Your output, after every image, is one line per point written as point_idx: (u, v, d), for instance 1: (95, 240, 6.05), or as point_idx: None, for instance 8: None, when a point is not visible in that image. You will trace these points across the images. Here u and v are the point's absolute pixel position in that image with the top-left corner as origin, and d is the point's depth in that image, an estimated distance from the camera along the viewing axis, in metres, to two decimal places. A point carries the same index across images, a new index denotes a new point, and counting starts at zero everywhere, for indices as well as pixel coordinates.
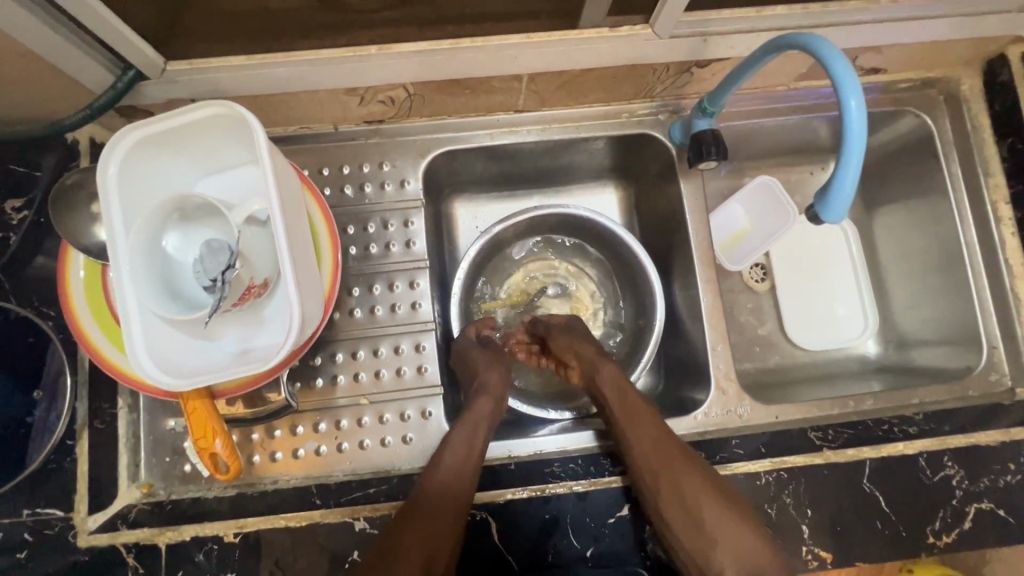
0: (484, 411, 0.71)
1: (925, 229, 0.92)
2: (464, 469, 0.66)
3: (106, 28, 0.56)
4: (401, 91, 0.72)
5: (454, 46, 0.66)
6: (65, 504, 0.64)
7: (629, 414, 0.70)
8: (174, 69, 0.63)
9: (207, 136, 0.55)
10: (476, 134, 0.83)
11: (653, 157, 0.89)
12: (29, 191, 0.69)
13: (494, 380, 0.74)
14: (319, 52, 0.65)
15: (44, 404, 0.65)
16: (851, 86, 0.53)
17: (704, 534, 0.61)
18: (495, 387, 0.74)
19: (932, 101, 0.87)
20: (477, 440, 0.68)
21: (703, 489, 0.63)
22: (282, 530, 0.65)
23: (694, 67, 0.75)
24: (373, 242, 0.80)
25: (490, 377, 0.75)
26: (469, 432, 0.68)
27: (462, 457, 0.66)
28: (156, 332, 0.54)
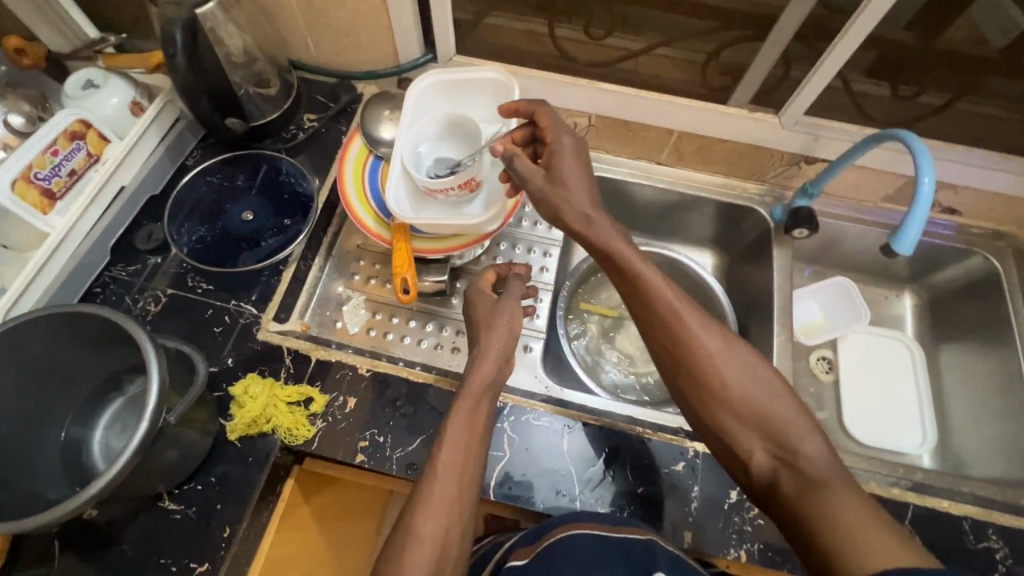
0: (483, 397, 0.70)
1: (986, 358, 1.02)
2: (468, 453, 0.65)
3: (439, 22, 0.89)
4: (585, 120, 1.01)
5: (636, 95, 0.95)
6: (260, 306, 0.84)
7: (637, 296, 0.66)
8: (454, 60, 0.96)
9: (477, 91, 0.84)
10: (622, 170, 1.07)
11: (751, 228, 1.09)
12: (323, 111, 1.01)
13: (496, 344, 0.74)
14: (547, 75, 0.96)
15: (276, 236, 0.89)
16: (927, 168, 0.72)
17: (720, 403, 0.61)
18: (492, 356, 0.72)
19: (1001, 249, 1.04)
20: (477, 424, 0.68)
21: (727, 387, 0.61)
22: (403, 379, 0.80)
23: (802, 162, 0.99)
24: (526, 217, 1.03)
25: (487, 345, 0.73)
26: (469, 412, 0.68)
27: (464, 443, 0.65)
28: (405, 199, 0.79)
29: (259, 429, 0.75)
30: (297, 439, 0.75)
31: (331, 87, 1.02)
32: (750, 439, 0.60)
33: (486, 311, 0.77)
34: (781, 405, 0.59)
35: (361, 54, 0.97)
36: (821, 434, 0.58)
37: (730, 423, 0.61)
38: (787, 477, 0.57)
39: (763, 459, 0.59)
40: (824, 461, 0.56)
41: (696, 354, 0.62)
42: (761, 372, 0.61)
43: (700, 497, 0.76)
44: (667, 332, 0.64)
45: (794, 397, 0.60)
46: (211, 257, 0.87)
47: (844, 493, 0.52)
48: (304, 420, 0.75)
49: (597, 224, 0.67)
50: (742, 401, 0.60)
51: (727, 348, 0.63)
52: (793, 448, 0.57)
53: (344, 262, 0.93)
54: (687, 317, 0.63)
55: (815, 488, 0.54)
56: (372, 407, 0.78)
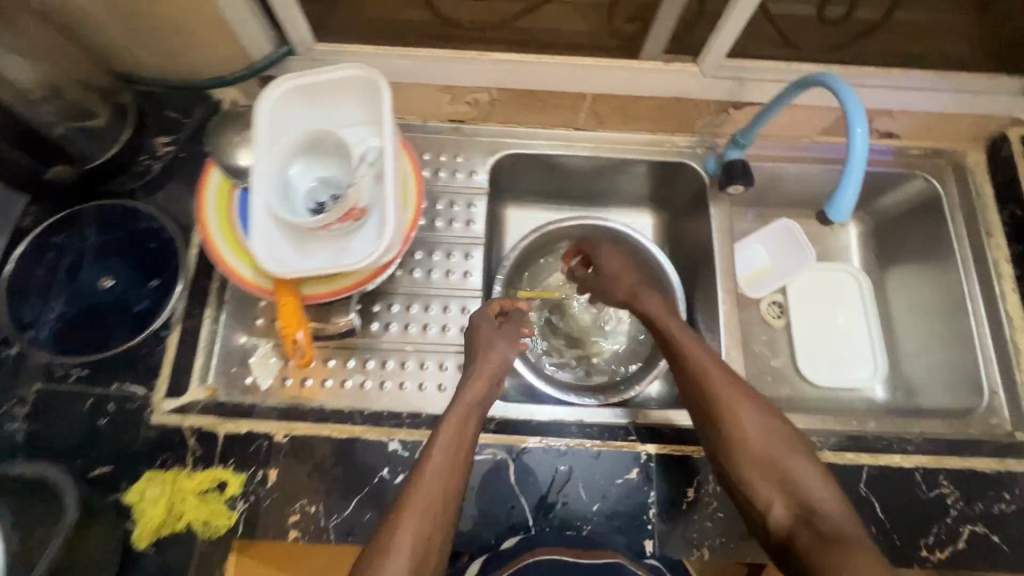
0: (474, 405, 0.70)
1: (932, 282, 1.00)
2: (458, 456, 0.65)
3: (285, 9, 0.73)
4: (486, 94, 0.88)
5: (536, 61, 0.82)
6: (147, 384, 0.74)
7: (679, 361, 0.75)
8: (315, 50, 0.80)
9: (338, 95, 0.70)
10: (539, 142, 0.96)
11: (687, 185, 1.01)
12: (176, 131, 0.84)
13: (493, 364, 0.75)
14: (430, 53, 0.82)
15: (149, 297, 0.77)
16: (858, 116, 0.65)
17: (746, 454, 0.67)
18: (489, 372, 0.74)
19: (941, 168, 0.98)
20: (466, 431, 0.68)
21: (756, 445, 0.67)
22: (324, 438, 0.73)
23: (730, 108, 0.90)
24: (440, 217, 0.92)
25: (483, 364, 0.74)
26: (460, 421, 0.68)
27: (451, 452, 0.65)
28: (276, 238, 0.67)
29: (172, 527, 0.68)
30: (217, 530, 0.68)
31: (179, 100, 0.85)
32: (771, 494, 0.64)
33: (484, 340, 0.77)
34: (807, 470, 0.64)
35: (201, 57, 0.79)
36: (842, 499, 0.63)
37: (751, 477, 0.66)
38: (804, 534, 0.60)
39: (782, 513, 0.63)
40: (842, 522, 0.60)
41: (728, 412, 0.69)
42: (790, 438, 0.67)
43: (656, 502, 0.73)
44: (702, 391, 0.71)
45: (820, 467, 0.65)
46: (74, 337, 0.74)
47: (860, 550, 0.55)
48: (222, 507, 0.68)
49: (647, 297, 0.82)
50: (768, 462, 0.65)
51: (757, 406, 0.69)
52: (814, 508, 0.62)
53: (246, 306, 0.81)
54: (728, 382, 0.71)
55: (831, 545, 0.57)
56: (296, 476, 0.71)
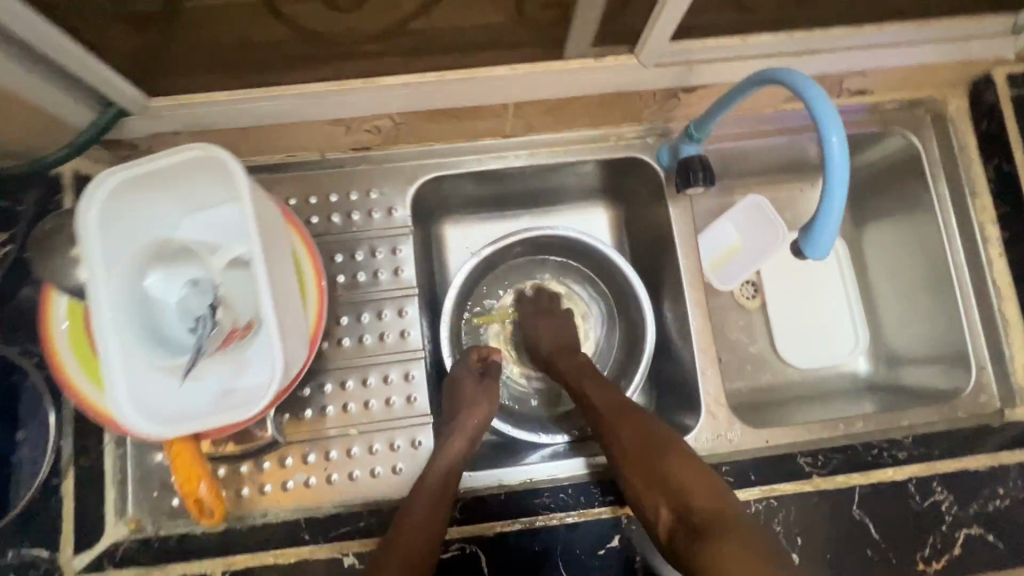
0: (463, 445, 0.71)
1: (911, 248, 0.92)
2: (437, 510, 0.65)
3: (90, 68, 0.56)
4: (388, 121, 0.73)
5: (440, 78, 0.66)
6: (50, 545, 0.64)
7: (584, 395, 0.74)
8: (157, 106, 0.63)
9: (188, 180, 0.55)
10: (464, 159, 0.82)
11: (642, 180, 0.88)
12: (12, 226, 0.66)
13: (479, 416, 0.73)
14: (305, 86, 0.65)
15: (28, 444, 0.64)
16: (832, 123, 0.53)
17: (632, 466, 0.62)
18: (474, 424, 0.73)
19: (919, 121, 0.87)
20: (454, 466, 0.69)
21: (636, 452, 0.63)
22: (271, 568, 0.66)
23: (680, 92, 0.75)
24: (361, 270, 0.79)
25: (469, 417, 0.73)
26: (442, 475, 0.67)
27: (439, 487, 0.67)
28: (138, 376, 0.51)
29: None
30: None
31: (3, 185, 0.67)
32: (655, 500, 0.59)
33: (467, 395, 0.76)
34: (686, 467, 0.59)
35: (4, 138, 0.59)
36: (721, 491, 0.57)
37: (637, 486, 0.61)
38: (684, 538, 0.54)
39: (667, 521, 0.57)
40: (716, 513, 0.54)
41: (615, 432, 0.67)
42: (671, 442, 0.63)
43: (643, 568, 0.68)
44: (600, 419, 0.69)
45: (697, 460, 0.60)
46: None
47: (728, 545, 0.50)
48: None
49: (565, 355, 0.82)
50: (649, 464, 0.61)
51: (643, 419, 0.66)
52: (689, 505, 0.56)
53: None
54: (621, 403, 0.69)
55: (704, 542, 0.52)
56: None
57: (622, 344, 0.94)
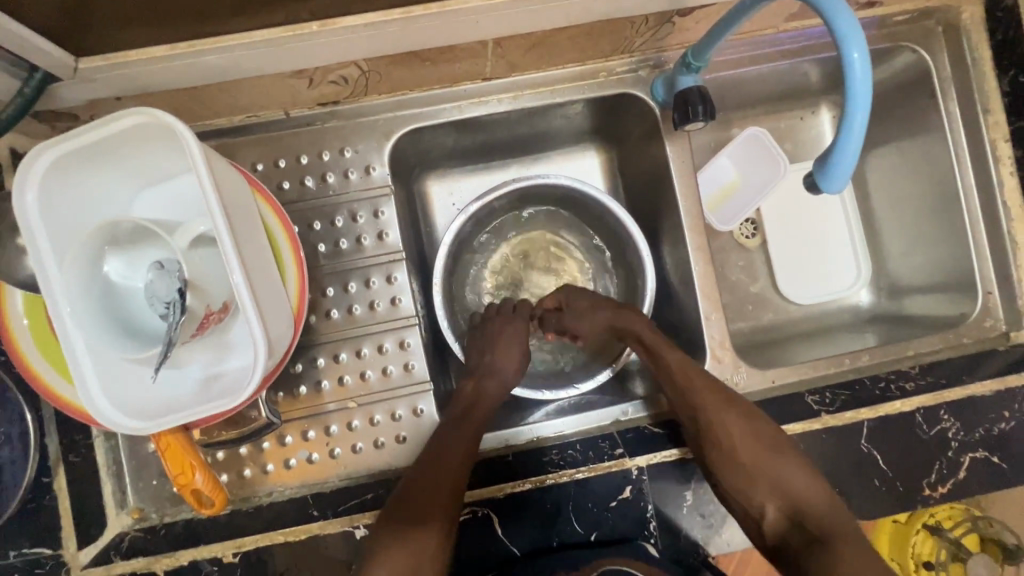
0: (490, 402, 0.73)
1: (917, 173, 0.88)
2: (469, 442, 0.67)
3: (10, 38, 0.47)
4: (354, 68, 0.66)
5: (407, 15, 0.58)
6: (52, 541, 0.62)
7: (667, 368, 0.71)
8: (88, 68, 0.55)
9: (135, 149, 0.49)
10: (442, 108, 0.76)
11: (636, 118, 0.82)
12: None
13: (506, 364, 0.76)
14: (251, 35, 0.56)
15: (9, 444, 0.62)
16: (852, 37, 0.48)
17: (735, 461, 0.65)
18: (504, 373, 0.75)
19: (930, 33, 0.81)
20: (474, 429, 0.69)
21: (746, 451, 0.65)
22: (281, 546, 0.65)
23: (675, 17, 0.68)
24: (343, 236, 0.74)
25: (500, 362, 0.76)
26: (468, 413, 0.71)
27: (457, 451, 0.66)
28: (107, 366, 0.49)
29: None
30: None
31: None
32: (762, 496, 0.63)
33: (497, 339, 0.77)
34: (795, 473, 0.64)
35: None
36: (825, 490, 0.63)
37: (742, 482, 0.64)
38: (797, 538, 0.60)
39: (774, 517, 0.63)
40: (826, 515, 0.61)
41: (721, 423, 0.66)
42: (776, 442, 0.66)
43: (655, 514, 0.69)
44: (696, 402, 0.68)
45: (801, 465, 0.65)
46: None
47: (849, 549, 0.56)
48: None
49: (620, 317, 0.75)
50: (766, 467, 0.64)
51: (749, 414, 0.67)
52: (804, 513, 0.61)
53: None
54: (717, 388, 0.68)
55: (823, 544, 0.58)
56: None
57: (619, 293, 0.92)
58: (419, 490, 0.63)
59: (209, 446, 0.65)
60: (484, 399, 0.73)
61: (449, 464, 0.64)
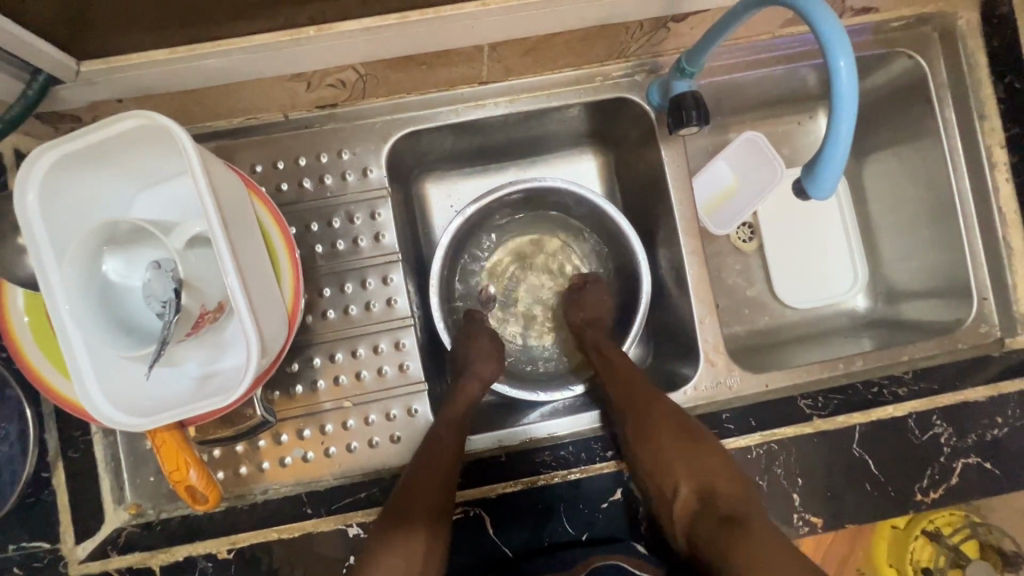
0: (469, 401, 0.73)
1: (914, 179, 0.88)
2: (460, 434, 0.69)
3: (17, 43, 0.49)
4: (352, 71, 0.67)
5: (403, 20, 0.59)
6: (51, 536, 0.63)
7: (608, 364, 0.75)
8: (90, 71, 0.57)
9: (133, 150, 0.50)
10: (440, 111, 0.76)
11: (632, 121, 0.83)
12: None
13: (486, 367, 0.77)
14: (250, 39, 0.57)
15: (10, 440, 0.63)
16: (839, 44, 0.48)
17: (657, 447, 0.64)
18: (485, 376, 0.77)
19: (926, 39, 0.81)
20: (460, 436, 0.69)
21: (663, 433, 0.65)
22: (275, 543, 0.66)
23: (670, 22, 0.70)
24: (340, 237, 0.75)
25: (481, 367, 0.77)
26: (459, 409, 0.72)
27: (445, 466, 0.65)
28: (104, 365, 0.50)
29: None
30: None
31: None
32: (679, 480, 0.61)
33: (479, 348, 0.80)
34: (710, 458, 0.62)
35: None
36: (745, 483, 0.60)
37: (659, 464, 0.63)
38: (704, 519, 0.56)
39: (687, 501, 0.59)
40: (739, 502, 0.57)
41: (644, 409, 0.67)
42: (702, 436, 0.64)
43: (647, 516, 0.68)
44: (625, 391, 0.70)
45: (717, 451, 0.63)
46: None
47: (754, 526, 0.52)
48: None
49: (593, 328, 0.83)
50: (686, 450, 0.63)
51: (668, 405, 0.68)
52: (714, 494, 0.58)
53: None
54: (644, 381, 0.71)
55: (730, 524, 0.54)
56: None
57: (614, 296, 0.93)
58: (408, 506, 0.62)
59: (205, 443, 0.66)
60: (467, 392, 0.74)
61: (437, 481, 0.64)
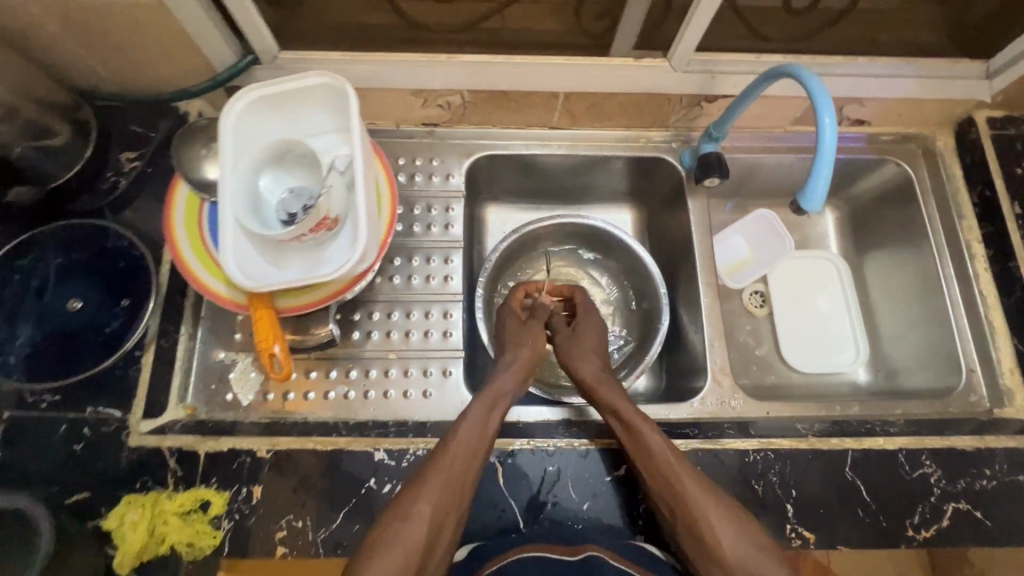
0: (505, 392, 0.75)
1: (908, 266, 1.02)
2: (483, 437, 0.69)
3: (241, 13, 0.71)
4: (458, 97, 0.87)
5: (508, 61, 0.82)
6: (124, 407, 0.72)
7: (631, 432, 0.72)
8: (283, 58, 0.79)
9: (306, 101, 0.69)
10: (514, 144, 0.97)
11: (664, 179, 1.01)
12: (142, 147, 0.83)
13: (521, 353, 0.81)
14: (398, 57, 0.81)
15: (120, 318, 0.75)
16: (825, 105, 0.66)
17: (703, 541, 0.64)
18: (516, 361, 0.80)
19: (912, 154, 1.00)
20: (489, 424, 0.71)
21: (714, 524, 0.64)
22: (309, 452, 0.72)
23: (703, 102, 0.90)
24: (417, 222, 0.92)
25: (515, 354, 0.81)
26: (486, 409, 0.72)
27: (463, 459, 0.67)
28: (241, 246, 0.65)
29: (155, 552, 0.65)
30: (202, 551, 0.66)
31: (144, 113, 0.83)
32: (720, 572, 0.62)
33: (512, 335, 0.84)
34: (764, 563, 0.61)
35: (165, 72, 0.78)
36: None
37: (708, 562, 0.63)
38: None
39: None
40: None
41: (687, 494, 0.66)
42: (753, 521, 0.65)
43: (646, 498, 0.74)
44: (658, 468, 0.68)
45: (773, 556, 0.62)
46: (45, 363, 0.71)
47: None
48: (205, 528, 0.66)
49: (603, 382, 0.79)
50: (740, 552, 0.62)
51: (717, 496, 0.66)
52: None
53: (221, 322, 0.81)
54: (680, 457, 0.69)
55: None
56: (282, 492, 0.69)
57: (634, 329, 1.04)
58: (422, 487, 0.64)
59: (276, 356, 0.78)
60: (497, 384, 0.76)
61: (455, 478, 0.65)
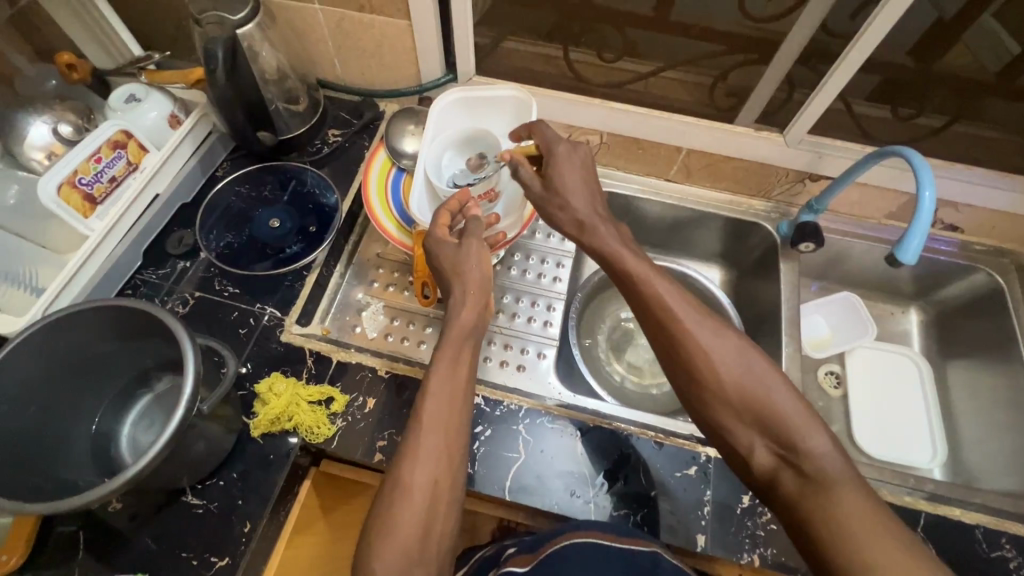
0: (475, 264, 0.72)
1: (994, 371, 1.03)
2: (456, 397, 0.65)
3: (459, 41, 0.94)
4: (597, 138, 1.06)
5: (648, 114, 1.00)
6: (283, 310, 0.87)
7: (628, 268, 0.67)
8: (474, 81, 1.01)
9: (493, 105, 0.90)
10: (632, 186, 1.12)
11: (758, 243, 1.11)
12: (347, 127, 1.05)
13: (471, 266, 0.72)
14: (560, 96, 1.01)
15: (301, 243, 0.93)
16: (927, 180, 0.77)
17: (716, 394, 0.60)
18: (468, 281, 0.71)
19: (1006, 267, 1.05)
20: (461, 378, 0.66)
21: (722, 368, 0.60)
22: (421, 382, 0.82)
23: (807, 179, 1.03)
24: (539, 230, 1.07)
25: (464, 275, 0.71)
26: (451, 364, 0.66)
27: (443, 423, 0.63)
28: (423, 194, 0.86)
29: (281, 426, 0.77)
30: (317, 437, 0.77)
31: (356, 105, 1.07)
32: (737, 426, 0.59)
33: (452, 263, 0.73)
34: (782, 400, 0.58)
35: (386, 76, 1.02)
36: (819, 424, 0.57)
37: (724, 416, 0.60)
38: (788, 476, 0.56)
39: (762, 454, 0.58)
40: (823, 458, 0.55)
41: (690, 343, 0.62)
42: (756, 360, 0.60)
43: (712, 500, 0.78)
44: (657, 316, 0.64)
45: (786, 387, 0.59)
46: (239, 262, 0.90)
47: (845, 495, 0.52)
48: (324, 419, 0.78)
49: (594, 227, 0.71)
50: (751, 396, 0.58)
51: (723, 340, 0.62)
52: (794, 446, 0.56)
53: (364, 270, 0.96)
54: (680, 295, 0.64)
55: (819, 489, 0.53)
56: (392, 409, 0.80)
57: None
58: (408, 452, 0.61)
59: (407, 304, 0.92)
60: (463, 280, 0.71)
61: (440, 446, 0.61)
